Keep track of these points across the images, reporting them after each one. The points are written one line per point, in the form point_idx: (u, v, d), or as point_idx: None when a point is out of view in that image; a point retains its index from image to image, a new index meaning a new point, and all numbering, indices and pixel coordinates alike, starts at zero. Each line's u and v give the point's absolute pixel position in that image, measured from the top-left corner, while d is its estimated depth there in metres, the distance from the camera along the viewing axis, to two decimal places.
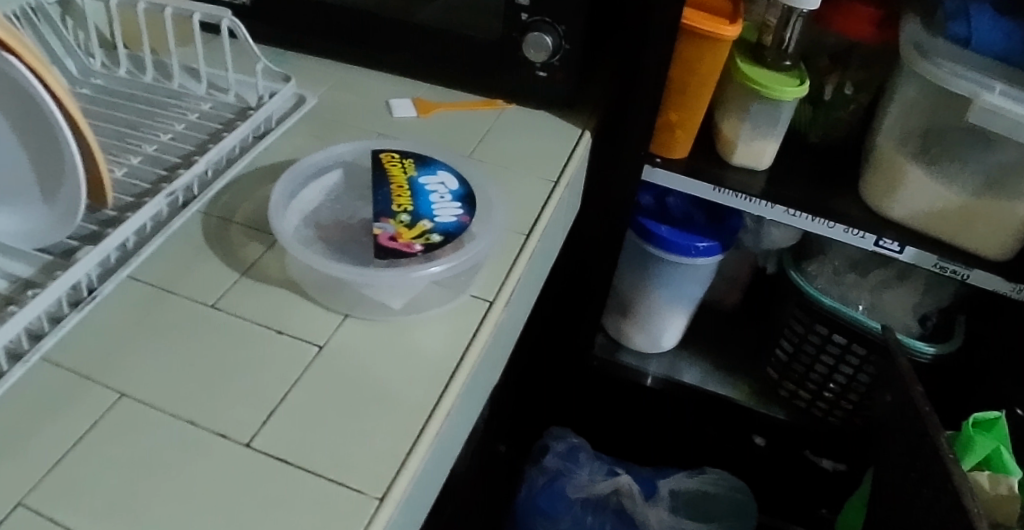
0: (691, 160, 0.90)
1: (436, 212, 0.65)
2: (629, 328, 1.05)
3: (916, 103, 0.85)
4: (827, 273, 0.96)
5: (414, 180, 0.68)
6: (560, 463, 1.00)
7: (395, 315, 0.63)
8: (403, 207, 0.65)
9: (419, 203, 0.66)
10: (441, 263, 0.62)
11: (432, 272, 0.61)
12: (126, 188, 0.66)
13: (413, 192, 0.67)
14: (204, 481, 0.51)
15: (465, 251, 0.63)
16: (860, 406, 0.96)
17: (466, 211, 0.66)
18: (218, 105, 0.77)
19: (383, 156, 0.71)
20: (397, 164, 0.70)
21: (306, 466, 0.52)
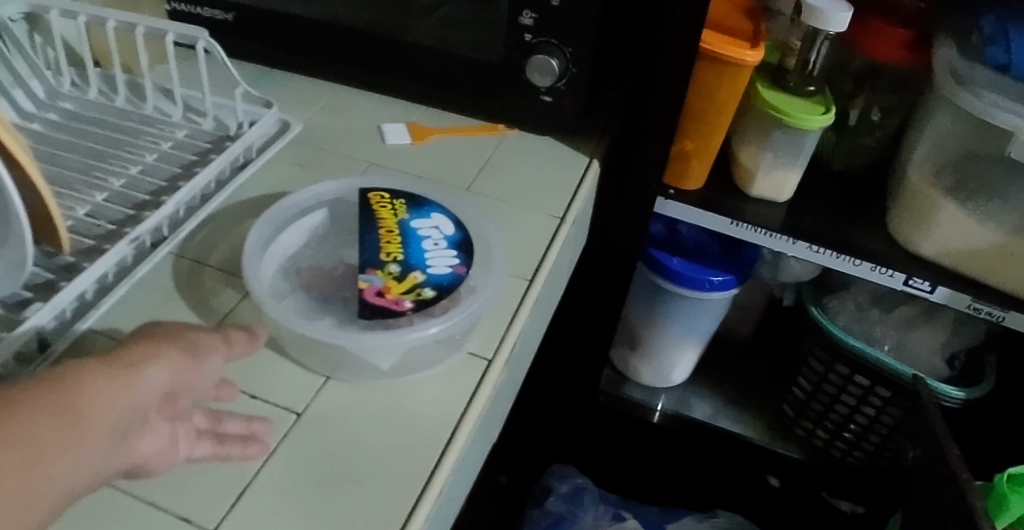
0: (706, 192, 0.84)
1: (429, 262, 0.60)
2: (639, 363, 1.00)
3: (954, 133, 0.80)
4: (849, 309, 0.91)
5: (404, 225, 0.63)
6: (563, 506, 0.94)
7: (382, 377, 0.57)
8: (393, 255, 0.60)
9: (410, 251, 0.61)
10: (439, 322, 0.56)
11: (431, 333, 0.55)
12: (89, 229, 0.60)
13: (404, 238, 0.62)
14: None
15: (466, 307, 0.57)
16: (881, 449, 0.89)
17: (463, 260, 0.61)
18: (194, 133, 0.72)
19: (372, 196, 0.66)
20: (388, 207, 0.65)
21: None
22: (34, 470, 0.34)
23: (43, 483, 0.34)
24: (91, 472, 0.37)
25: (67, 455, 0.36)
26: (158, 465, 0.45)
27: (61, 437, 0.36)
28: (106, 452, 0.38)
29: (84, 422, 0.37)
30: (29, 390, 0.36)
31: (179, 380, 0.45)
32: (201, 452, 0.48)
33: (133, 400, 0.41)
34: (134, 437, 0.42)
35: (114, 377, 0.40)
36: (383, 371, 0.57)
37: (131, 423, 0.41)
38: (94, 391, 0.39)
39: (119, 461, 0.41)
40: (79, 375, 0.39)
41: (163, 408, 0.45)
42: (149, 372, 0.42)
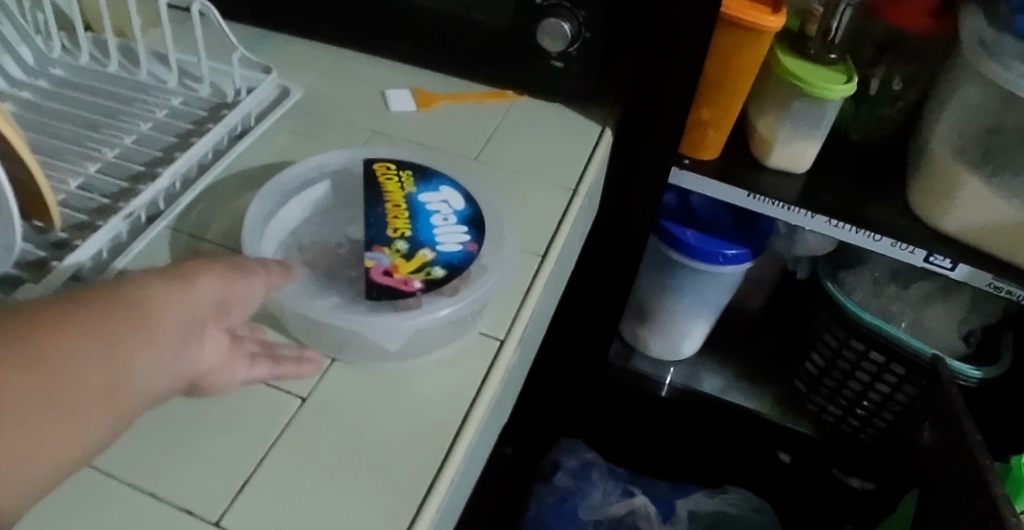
0: (721, 162, 0.82)
1: (438, 240, 0.58)
2: (649, 336, 0.98)
3: (978, 108, 0.76)
4: (866, 284, 0.88)
5: (411, 199, 0.61)
6: (571, 481, 0.93)
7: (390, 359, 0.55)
8: (400, 232, 0.58)
9: (419, 227, 0.59)
10: (449, 304, 0.54)
11: (441, 315, 0.54)
12: (82, 203, 0.57)
13: (412, 213, 0.60)
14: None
15: (477, 288, 0.56)
16: (894, 426, 0.88)
17: (474, 237, 0.59)
18: (190, 100, 0.69)
19: (377, 169, 0.63)
20: (394, 182, 0.62)
21: None
22: (108, 376, 0.36)
23: (116, 388, 0.37)
24: (164, 377, 0.39)
25: (136, 360, 0.38)
26: (221, 380, 0.44)
27: (131, 344, 0.38)
28: (174, 357, 0.40)
29: (147, 322, 0.39)
30: (99, 301, 0.39)
31: (230, 294, 0.45)
32: (258, 373, 0.47)
33: (191, 310, 0.42)
34: (205, 343, 0.42)
35: (170, 290, 0.42)
36: (392, 354, 0.55)
37: (195, 329, 0.42)
38: (156, 302, 0.40)
39: (189, 368, 0.41)
40: (137, 283, 0.41)
41: (220, 320, 0.44)
42: (200, 286, 0.43)
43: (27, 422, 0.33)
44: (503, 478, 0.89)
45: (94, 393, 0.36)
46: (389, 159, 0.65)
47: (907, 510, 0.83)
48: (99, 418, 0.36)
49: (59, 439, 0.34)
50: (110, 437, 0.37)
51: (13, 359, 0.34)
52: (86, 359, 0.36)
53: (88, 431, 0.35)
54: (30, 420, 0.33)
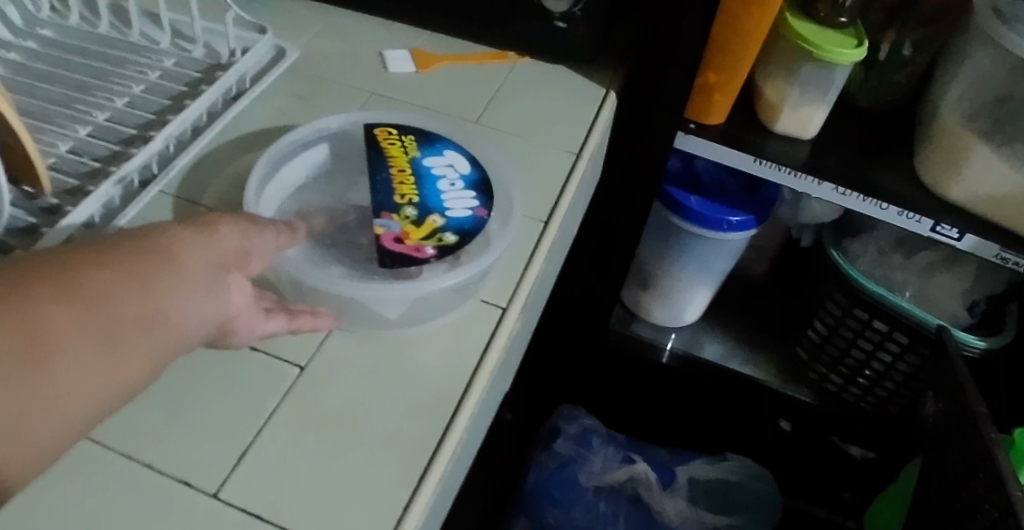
0: (726, 126, 0.80)
1: (447, 205, 0.57)
2: (651, 302, 0.97)
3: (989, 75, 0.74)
4: (871, 253, 0.87)
5: (415, 162, 0.60)
6: (571, 448, 0.93)
7: (391, 327, 0.54)
8: (408, 197, 0.57)
9: (426, 193, 0.58)
10: (453, 273, 0.53)
11: (446, 284, 0.53)
12: (72, 167, 0.56)
13: (418, 178, 0.59)
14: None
15: (481, 257, 0.55)
16: (896, 395, 0.87)
17: (482, 201, 0.58)
18: (184, 61, 0.67)
19: (378, 132, 0.62)
20: (399, 147, 0.62)
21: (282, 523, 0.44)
22: (141, 315, 0.36)
23: (147, 327, 0.36)
24: (197, 317, 0.39)
25: (169, 300, 0.38)
26: (246, 325, 0.44)
27: (163, 285, 0.38)
28: (205, 300, 0.40)
29: (177, 268, 0.39)
30: (129, 244, 0.38)
31: (250, 241, 0.45)
32: (277, 326, 0.47)
33: (217, 253, 0.42)
34: (233, 284, 0.42)
35: (195, 235, 0.41)
36: (391, 321, 0.54)
37: (223, 272, 0.42)
38: (183, 244, 0.40)
39: (220, 311, 0.41)
40: (161, 232, 0.40)
41: (242, 267, 0.44)
42: (222, 232, 0.43)
43: (64, 359, 0.33)
44: (504, 445, 0.89)
45: (127, 332, 0.36)
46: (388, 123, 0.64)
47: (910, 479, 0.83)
48: (132, 357, 0.36)
49: (95, 377, 0.34)
50: (145, 377, 0.37)
51: (46, 297, 0.33)
52: (117, 299, 0.36)
53: (122, 370, 0.35)
54: (67, 358, 0.33)
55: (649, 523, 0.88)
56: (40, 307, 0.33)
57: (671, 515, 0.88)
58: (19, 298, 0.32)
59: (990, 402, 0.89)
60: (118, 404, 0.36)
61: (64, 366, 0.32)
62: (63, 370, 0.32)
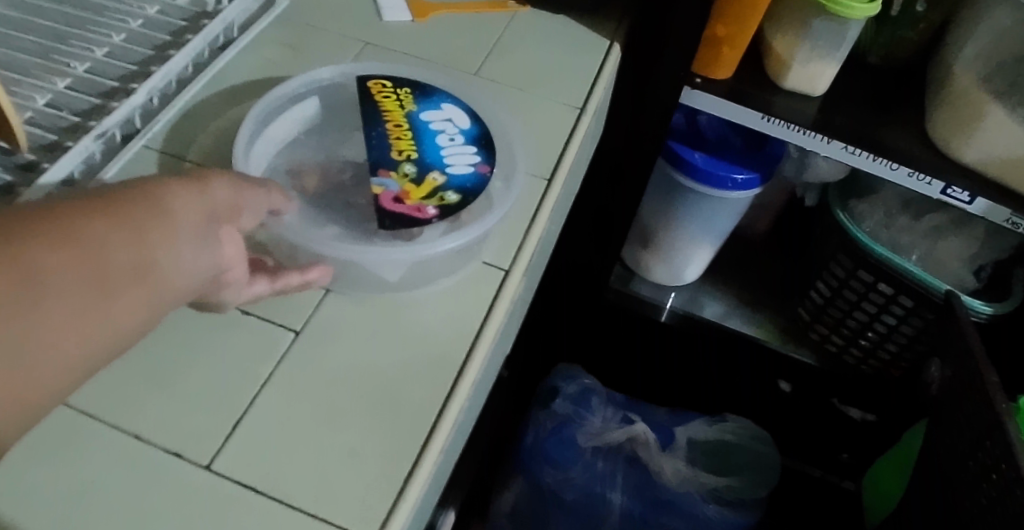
0: (734, 81, 0.77)
1: (448, 162, 0.55)
2: (652, 260, 0.95)
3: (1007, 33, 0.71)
4: (878, 214, 0.85)
5: (411, 117, 0.58)
6: (570, 407, 0.92)
7: (390, 292, 0.52)
8: (405, 154, 0.55)
9: (426, 148, 0.56)
10: (453, 236, 0.51)
11: (445, 247, 0.51)
12: (50, 121, 0.53)
13: (415, 133, 0.57)
14: (152, 514, 0.40)
15: (482, 221, 0.52)
16: (899, 358, 0.86)
17: (484, 158, 0.56)
18: (167, 9, 0.63)
19: (374, 85, 0.60)
20: (398, 100, 0.59)
21: (278, 496, 0.42)
22: (138, 267, 0.34)
23: (144, 280, 0.35)
24: (192, 271, 0.37)
25: (168, 252, 0.36)
26: (235, 281, 0.42)
27: (163, 236, 0.36)
28: (199, 253, 0.38)
29: (172, 218, 0.37)
30: (128, 189, 0.36)
31: (243, 196, 0.43)
32: (259, 290, 0.46)
33: (214, 205, 0.40)
34: (231, 238, 0.40)
35: (187, 184, 0.39)
36: (389, 285, 0.52)
37: (219, 225, 0.40)
38: (181, 194, 0.38)
39: (214, 264, 0.39)
40: (154, 180, 0.38)
41: (235, 221, 0.42)
42: (216, 184, 0.41)
43: (60, 312, 0.31)
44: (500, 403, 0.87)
45: (124, 285, 0.34)
46: (386, 75, 0.61)
47: (912, 443, 0.82)
48: (126, 311, 0.34)
49: (89, 331, 0.32)
50: (137, 331, 0.35)
51: (47, 244, 0.31)
52: (115, 249, 0.34)
53: (115, 325, 0.34)
54: (63, 311, 0.31)
55: (647, 484, 0.88)
56: (40, 255, 0.31)
57: (669, 476, 0.88)
58: (19, 244, 0.30)
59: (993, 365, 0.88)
60: (107, 358, 0.34)
61: (60, 319, 0.31)
62: (57, 323, 0.31)
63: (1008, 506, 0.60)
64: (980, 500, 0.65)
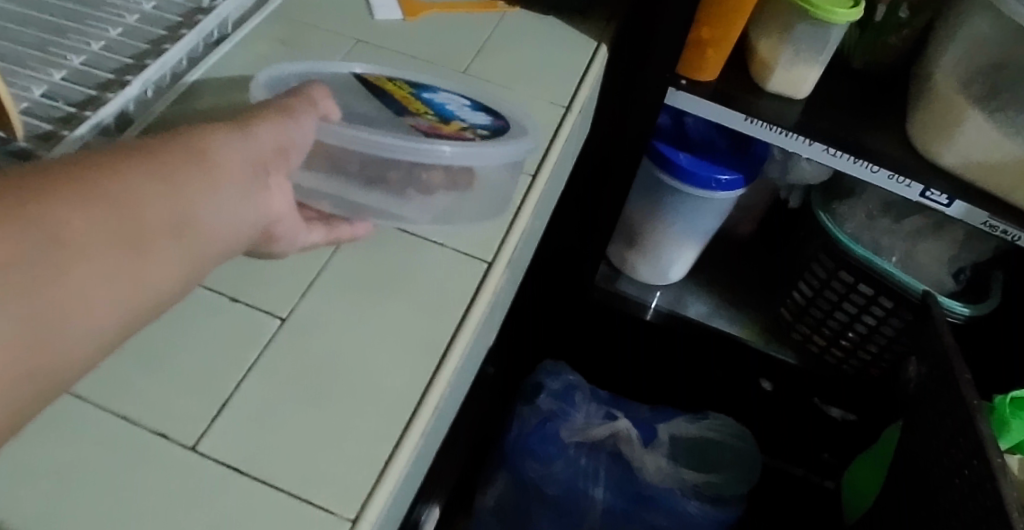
0: (719, 83, 0.78)
1: (465, 116, 0.57)
2: (636, 259, 0.96)
3: (986, 40, 0.73)
4: (860, 216, 0.86)
5: (420, 92, 0.59)
6: (554, 403, 0.93)
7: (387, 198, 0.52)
8: (422, 111, 0.57)
9: (439, 109, 0.57)
10: (453, 143, 0.50)
11: (443, 153, 0.50)
12: (45, 111, 0.54)
13: (424, 103, 0.58)
14: (139, 491, 0.41)
15: (488, 143, 0.52)
16: (878, 358, 0.88)
17: (497, 118, 0.59)
18: (164, 4, 0.64)
19: (370, 77, 0.60)
20: (399, 85, 0.60)
21: (263, 477, 0.43)
22: (173, 221, 0.37)
23: (177, 234, 0.37)
24: (226, 223, 0.40)
25: (201, 205, 0.38)
26: (288, 232, 0.47)
27: (197, 189, 0.38)
28: (240, 205, 0.41)
29: (212, 170, 0.40)
30: (163, 145, 0.39)
31: (287, 137, 0.45)
32: (317, 237, 0.51)
33: (253, 153, 0.43)
34: (269, 186, 0.43)
35: (230, 136, 0.42)
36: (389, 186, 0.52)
37: (257, 173, 0.43)
38: (218, 148, 0.41)
39: (258, 215, 0.43)
40: (202, 134, 0.41)
41: (281, 165, 0.45)
42: (258, 130, 0.44)
43: (102, 261, 0.33)
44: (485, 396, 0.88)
45: (160, 236, 0.36)
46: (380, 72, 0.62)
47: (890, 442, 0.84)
48: (164, 262, 0.37)
49: (130, 281, 0.35)
50: (178, 284, 0.38)
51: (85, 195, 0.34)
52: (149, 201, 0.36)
53: (153, 277, 0.36)
54: (105, 264, 0.34)
55: (628, 479, 0.89)
56: (75, 210, 0.33)
57: (651, 472, 0.89)
58: (35, 202, 0.32)
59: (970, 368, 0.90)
60: (153, 312, 0.37)
61: (101, 269, 0.33)
62: (101, 272, 0.33)
63: (977, 500, 0.62)
64: (950, 494, 0.67)
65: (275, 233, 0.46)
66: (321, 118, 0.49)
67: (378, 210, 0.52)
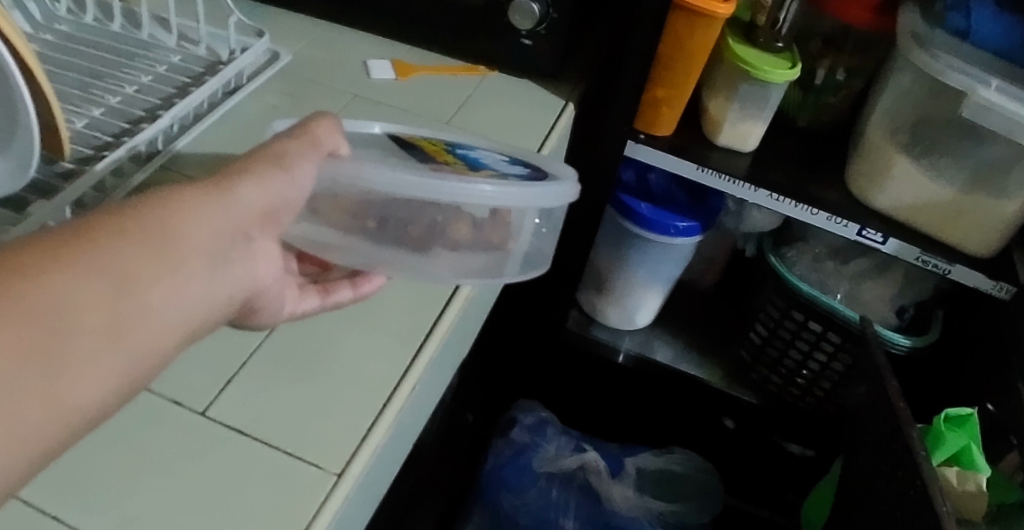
0: (676, 138, 0.88)
1: (494, 166, 0.54)
2: (605, 304, 1.04)
3: (908, 93, 0.82)
4: (807, 259, 0.95)
5: (454, 148, 0.56)
6: (527, 436, 1.00)
7: (407, 251, 0.50)
8: (449, 160, 0.53)
9: (467, 159, 0.54)
10: (493, 182, 0.48)
11: (483, 192, 0.47)
12: (87, 140, 0.62)
13: (453, 154, 0.55)
14: (149, 446, 0.46)
15: (527, 185, 0.50)
16: (832, 394, 0.95)
17: (528, 172, 0.55)
18: (188, 58, 0.73)
19: (405, 136, 0.58)
20: (432, 142, 0.57)
21: (265, 439, 0.48)
22: (116, 318, 0.32)
23: (124, 334, 0.32)
24: (191, 306, 0.36)
25: (153, 296, 0.34)
26: (272, 298, 0.45)
27: (149, 277, 0.34)
28: (210, 281, 0.37)
29: (182, 246, 0.36)
30: (114, 223, 0.34)
31: (281, 195, 0.42)
32: (309, 304, 0.50)
33: (227, 223, 0.38)
34: (237, 261, 0.40)
35: (209, 200, 0.38)
36: (411, 240, 0.50)
37: (225, 248, 0.39)
38: (191, 219, 0.37)
39: (229, 286, 0.39)
40: (176, 200, 0.37)
41: (267, 228, 0.43)
42: (242, 191, 0.40)
43: (15, 392, 0.28)
44: (462, 431, 0.95)
45: (99, 339, 0.31)
46: (412, 134, 0.59)
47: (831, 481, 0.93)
48: (105, 368, 0.32)
49: (54, 405, 0.30)
50: (124, 389, 0.33)
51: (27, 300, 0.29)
52: (108, 299, 0.32)
53: (90, 390, 0.31)
54: (20, 392, 0.28)
55: (597, 509, 0.96)
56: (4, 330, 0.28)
57: (619, 502, 0.95)
58: None
59: (916, 400, 0.97)
60: (88, 426, 0.32)
61: (10, 407, 0.28)
62: (14, 404, 0.28)
63: (911, 498, 0.68)
64: (887, 498, 0.73)
65: (257, 303, 0.45)
66: (329, 154, 0.46)
67: (396, 263, 0.50)
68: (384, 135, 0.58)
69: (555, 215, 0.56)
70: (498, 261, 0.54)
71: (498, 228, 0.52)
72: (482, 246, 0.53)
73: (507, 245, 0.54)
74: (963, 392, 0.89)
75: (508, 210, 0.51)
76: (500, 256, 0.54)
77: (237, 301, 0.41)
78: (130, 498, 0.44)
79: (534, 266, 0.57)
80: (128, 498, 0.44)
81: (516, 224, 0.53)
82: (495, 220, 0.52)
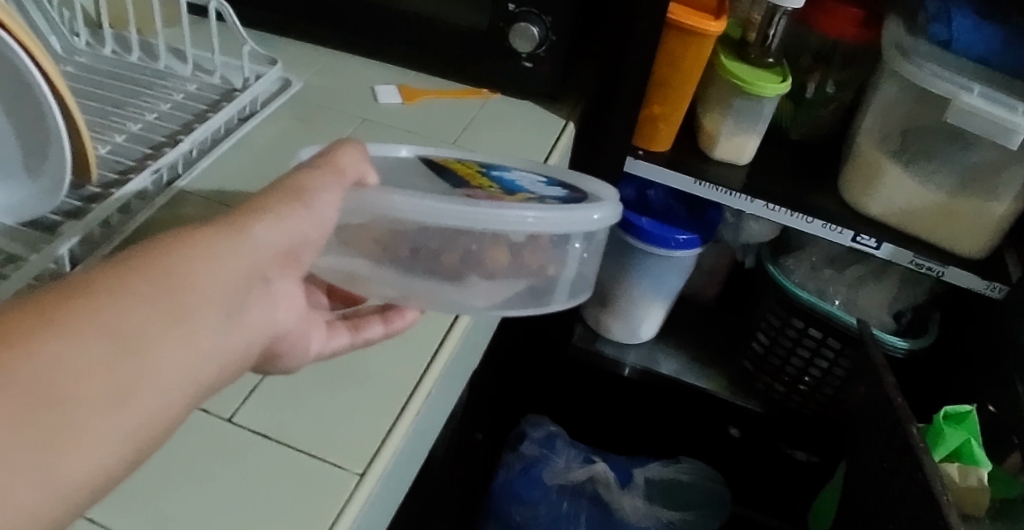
0: (672, 153, 0.92)
1: (530, 190, 0.54)
2: (609, 318, 1.06)
3: (896, 103, 0.85)
4: (805, 268, 0.98)
5: (489, 170, 0.56)
6: (537, 450, 1.03)
7: (440, 282, 0.50)
8: (485, 185, 0.53)
9: (503, 182, 0.54)
10: (534, 208, 0.48)
11: (525, 218, 0.48)
12: (111, 165, 0.64)
13: (490, 178, 0.55)
14: (177, 452, 0.48)
15: (568, 209, 0.50)
16: (835, 399, 0.96)
17: (565, 194, 0.55)
18: (203, 87, 0.76)
19: (437, 158, 0.58)
20: (465, 164, 0.58)
21: (288, 442, 0.49)
22: (117, 383, 0.30)
23: (130, 394, 0.30)
24: (206, 358, 0.34)
25: (158, 354, 0.31)
26: (300, 338, 0.44)
27: (153, 334, 0.31)
28: (224, 330, 0.35)
29: (189, 295, 0.33)
30: (116, 275, 0.32)
31: (300, 233, 0.40)
32: (339, 342, 0.48)
33: (241, 268, 0.36)
34: (254, 307, 0.38)
35: (221, 243, 0.36)
36: (445, 269, 0.49)
37: (238, 296, 0.36)
38: (198, 267, 0.34)
39: (245, 334, 0.37)
40: (183, 246, 0.35)
41: (287, 268, 0.41)
42: (257, 233, 0.38)
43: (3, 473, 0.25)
44: (472, 450, 0.96)
45: (96, 407, 0.29)
46: (443, 156, 0.60)
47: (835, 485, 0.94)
48: (105, 438, 0.29)
49: (49, 486, 0.27)
50: (130, 457, 0.30)
51: (18, 360, 0.27)
52: (106, 356, 0.30)
53: (90, 463, 0.28)
54: (16, 469, 0.26)
55: (607, 518, 0.98)
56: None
57: (629, 512, 0.97)
58: None
59: (916, 402, 0.99)
60: (96, 498, 0.29)
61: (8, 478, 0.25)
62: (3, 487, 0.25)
63: (915, 492, 0.69)
64: (891, 495, 0.74)
65: (287, 339, 0.43)
66: (356, 183, 0.45)
67: (429, 294, 0.49)
68: (412, 158, 0.58)
69: (599, 239, 0.55)
70: (538, 289, 0.53)
71: (537, 254, 0.51)
72: (521, 273, 0.52)
73: (549, 271, 0.53)
74: (964, 394, 0.91)
75: (546, 234, 0.50)
76: (540, 284, 0.53)
77: (258, 349, 0.39)
78: (163, 498, 0.45)
79: (577, 294, 0.56)
80: (162, 497, 0.45)
81: (558, 251, 0.52)
82: (534, 247, 0.51)
